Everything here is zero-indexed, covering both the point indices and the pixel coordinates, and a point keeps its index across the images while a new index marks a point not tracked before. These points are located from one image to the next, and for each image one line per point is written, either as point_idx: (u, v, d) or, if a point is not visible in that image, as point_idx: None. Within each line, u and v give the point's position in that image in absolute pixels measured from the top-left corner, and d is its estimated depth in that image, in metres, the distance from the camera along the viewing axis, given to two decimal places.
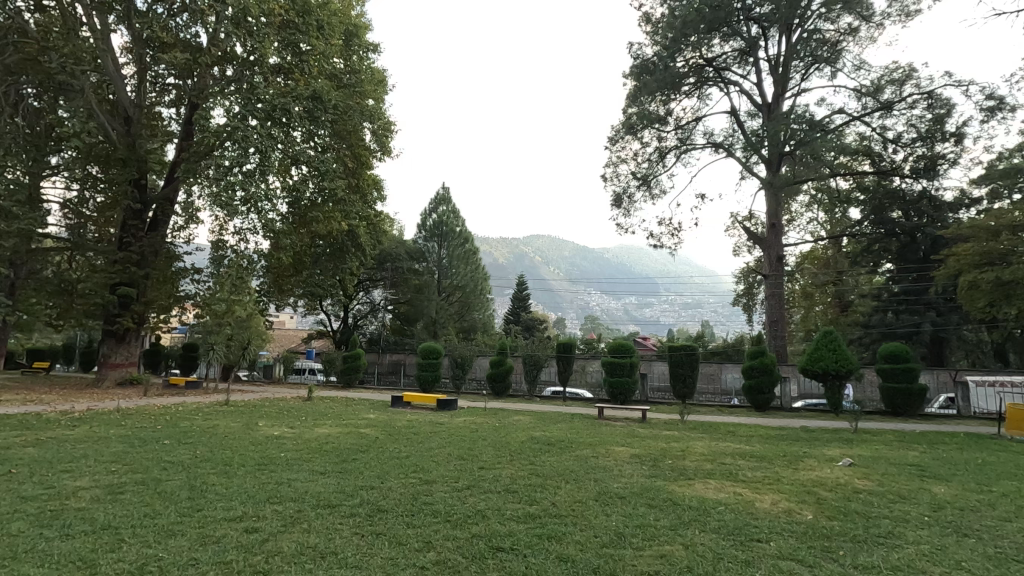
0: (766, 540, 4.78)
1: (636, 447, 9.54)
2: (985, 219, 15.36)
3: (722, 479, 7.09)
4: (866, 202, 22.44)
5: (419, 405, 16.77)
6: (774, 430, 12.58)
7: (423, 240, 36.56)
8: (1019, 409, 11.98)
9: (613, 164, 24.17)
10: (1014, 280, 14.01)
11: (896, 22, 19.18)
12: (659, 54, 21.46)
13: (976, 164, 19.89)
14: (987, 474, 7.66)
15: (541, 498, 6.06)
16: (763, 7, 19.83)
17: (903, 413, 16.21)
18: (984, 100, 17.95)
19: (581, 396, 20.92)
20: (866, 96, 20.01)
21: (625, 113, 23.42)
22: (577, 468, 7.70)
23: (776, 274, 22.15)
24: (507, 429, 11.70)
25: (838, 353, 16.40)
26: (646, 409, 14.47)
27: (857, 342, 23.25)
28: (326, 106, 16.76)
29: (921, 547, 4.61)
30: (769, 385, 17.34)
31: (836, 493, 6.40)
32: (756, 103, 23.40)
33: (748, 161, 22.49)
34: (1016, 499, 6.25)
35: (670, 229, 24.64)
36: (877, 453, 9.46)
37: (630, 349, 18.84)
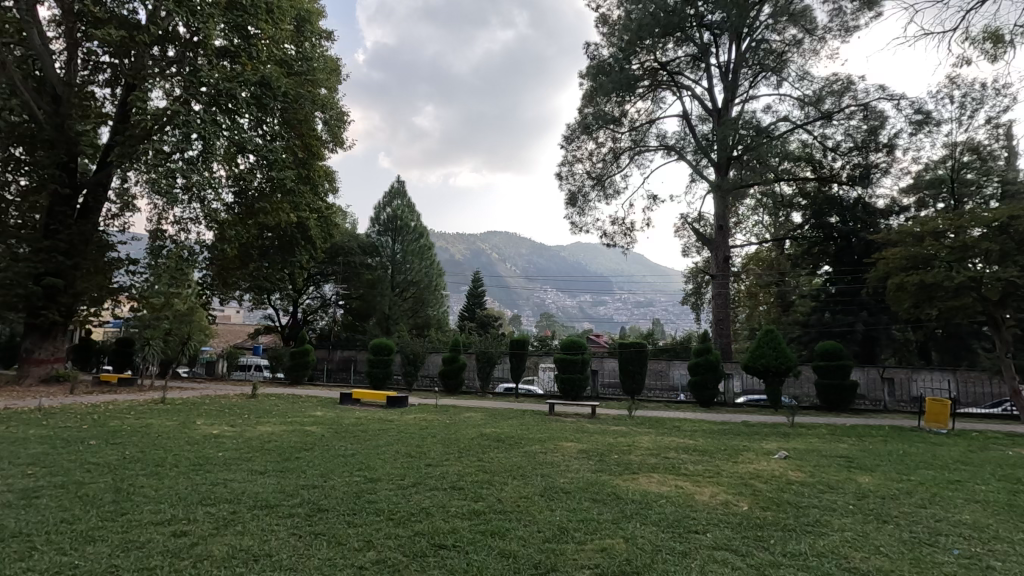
0: (703, 532, 4.93)
1: (584, 442, 9.68)
2: (912, 225, 16.36)
3: (665, 473, 7.27)
4: (808, 207, 23.55)
5: (369, 402, 16.44)
6: (717, 424, 12.99)
7: (376, 234, 35.95)
8: (938, 404, 12.85)
9: (568, 163, 24.41)
10: (936, 283, 15.01)
11: (836, 37, 20.17)
12: (614, 56, 21.81)
13: (906, 174, 21.17)
14: (906, 464, 8.18)
15: (487, 494, 6.04)
16: (715, 15, 20.40)
17: (837, 407, 17.12)
18: (915, 114, 19.11)
19: (533, 392, 21.02)
20: (809, 105, 20.95)
21: (581, 113, 23.74)
22: (525, 464, 7.72)
23: (723, 274, 22.91)
24: (458, 425, 11.64)
25: (778, 350, 17.15)
26: (596, 404, 14.67)
27: (796, 340, 24.33)
28: (275, 93, 16.11)
29: (845, 534, 4.88)
30: (714, 381, 17.95)
31: (771, 485, 6.67)
32: (707, 108, 24.13)
33: (698, 164, 23.20)
34: (931, 487, 6.72)
35: (623, 229, 25.09)
36: (810, 446, 9.95)
37: (582, 345, 19.09)
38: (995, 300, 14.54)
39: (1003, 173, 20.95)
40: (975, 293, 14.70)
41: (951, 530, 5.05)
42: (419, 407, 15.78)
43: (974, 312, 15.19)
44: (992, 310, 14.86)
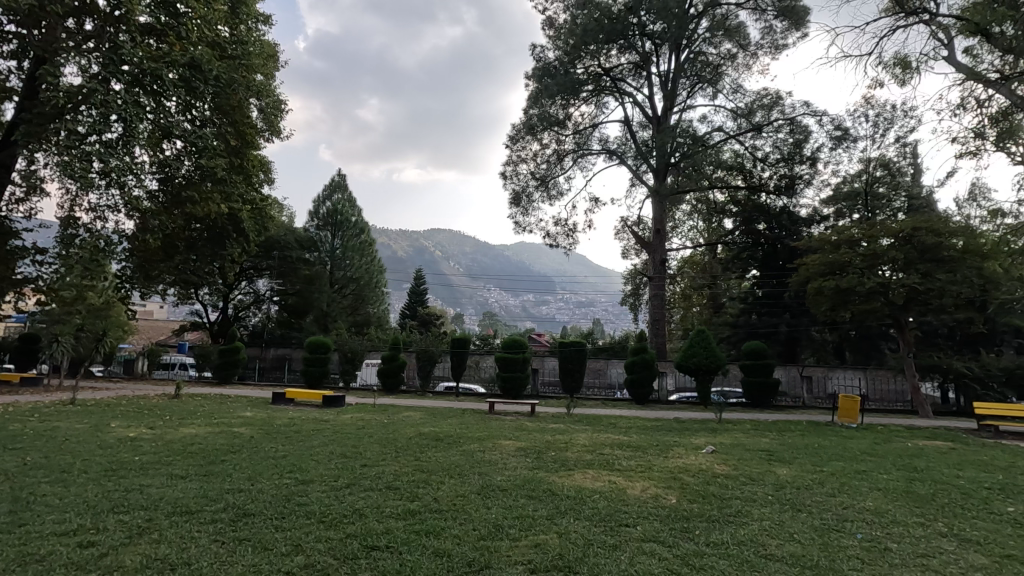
0: (633, 525, 5.10)
1: (522, 440, 9.78)
2: (830, 233, 17.53)
3: (599, 469, 7.47)
4: (738, 214, 24.81)
5: (303, 402, 15.90)
6: (650, 421, 13.44)
7: (314, 229, 34.84)
8: (849, 399, 13.87)
9: (513, 163, 24.54)
10: (850, 288, 16.19)
11: (767, 54, 21.34)
12: (560, 59, 22.14)
13: (827, 185, 22.67)
14: (820, 456, 8.78)
15: (423, 493, 5.99)
16: (657, 25, 21.04)
17: (761, 404, 18.10)
18: (835, 130, 20.51)
19: (474, 391, 21.01)
20: (741, 117, 22.07)
21: (527, 114, 23.94)
22: (462, 462, 7.71)
23: (660, 276, 23.72)
24: (397, 424, 11.48)
25: (708, 350, 17.97)
26: (535, 402, 14.86)
27: (726, 340, 25.56)
28: (207, 76, 15.10)
29: (763, 523, 5.17)
30: (649, 379, 18.57)
31: (698, 478, 7.00)
32: (648, 115, 24.93)
33: (638, 169, 23.91)
34: (840, 477, 7.24)
35: (566, 229, 25.52)
36: (735, 440, 10.48)
37: (523, 344, 19.20)
38: (900, 304, 15.85)
39: (910, 188, 22.90)
40: (883, 298, 15.96)
41: (856, 516, 5.46)
42: (356, 406, 15.41)
43: (882, 316, 16.47)
44: (897, 314, 16.18)
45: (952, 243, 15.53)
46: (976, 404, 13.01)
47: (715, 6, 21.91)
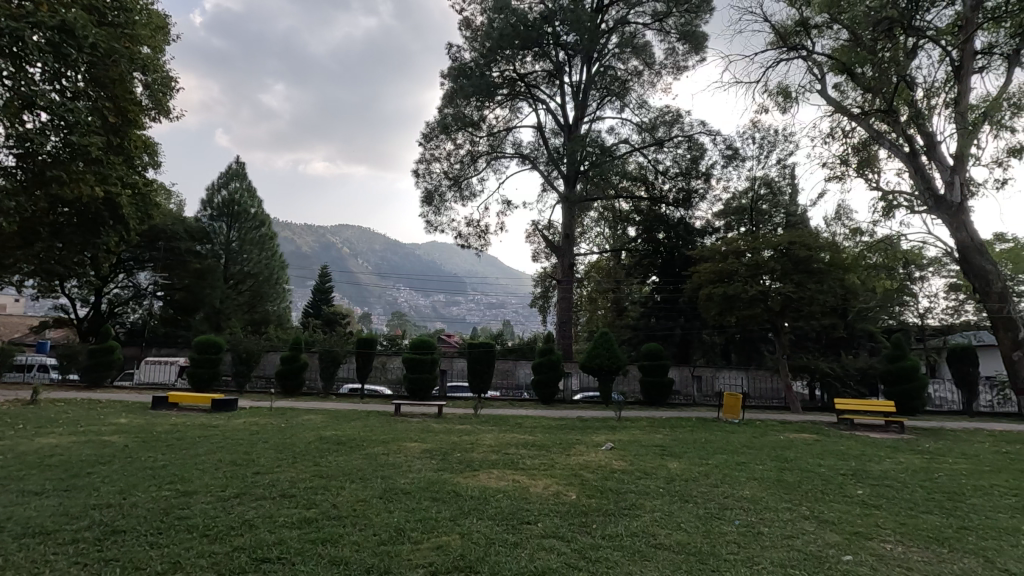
0: (534, 522, 5.21)
1: (428, 442, 9.66)
2: (720, 244, 18.99)
3: (504, 468, 7.55)
4: (641, 222, 26.26)
5: (189, 407, 14.66)
6: (555, 420, 13.83)
7: (207, 219, 32.31)
8: (733, 396, 15.11)
9: (426, 161, 24.22)
10: (736, 295, 17.66)
11: (669, 74, 22.77)
12: (476, 61, 22.20)
13: (718, 200, 24.60)
14: (707, 450, 9.48)
15: (321, 500, 5.73)
16: (571, 36, 21.74)
17: (657, 402, 19.23)
18: (727, 150, 22.31)
19: (380, 393, 20.49)
20: (645, 131, 23.39)
21: (441, 113, 23.75)
22: (365, 466, 7.48)
23: (568, 280, 24.49)
24: (295, 429, 10.90)
25: (610, 351, 18.82)
26: (443, 403, 14.74)
27: (627, 341, 26.90)
28: (81, 43, 12.56)
29: (654, 514, 5.49)
30: (554, 379, 19.10)
31: (598, 473, 7.29)
32: (559, 123, 25.66)
33: (549, 175, 24.55)
34: (723, 468, 7.87)
35: (478, 230, 25.57)
36: (632, 437, 11.05)
37: (431, 345, 19.00)
38: (777, 310, 17.53)
39: (788, 206, 25.45)
40: (764, 304, 17.58)
41: (735, 504, 5.98)
42: (251, 410, 14.46)
43: (762, 321, 18.12)
44: (775, 319, 17.89)
45: (820, 256, 17.43)
46: (836, 400, 14.68)
47: (624, 24, 23.05)
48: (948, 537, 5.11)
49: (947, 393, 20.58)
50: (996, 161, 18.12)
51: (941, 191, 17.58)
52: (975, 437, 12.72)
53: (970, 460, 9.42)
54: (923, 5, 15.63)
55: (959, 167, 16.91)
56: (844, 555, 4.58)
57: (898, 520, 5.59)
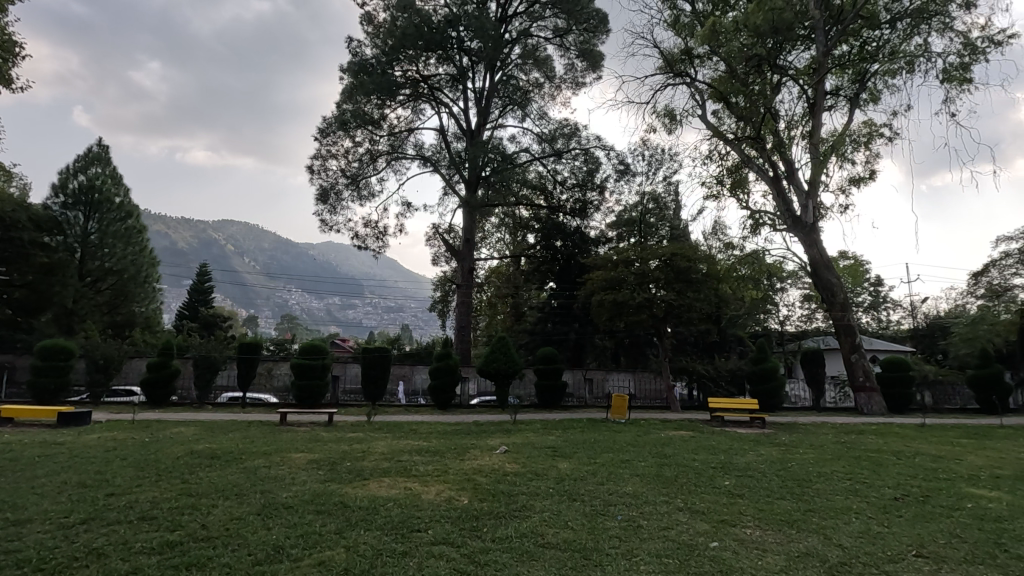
0: (425, 529, 5.12)
1: (316, 452, 9.17)
2: (612, 253, 20.00)
3: (396, 476, 7.37)
4: (540, 229, 27.00)
5: (27, 423, 12.70)
6: (451, 425, 13.75)
7: (59, 207, 28.34)
8: (620, 398, 15.96)
9: (322, 157, 23.12)
10: (625, 301, 18.70)
11: (568, 88, 23.70)
12: (377, 57, 21.57)
13: (612, 211, 25.94)
14: (595, 450, 9.92)
15: (188, 521, 5.22)
16: (474, 42, 21.89)
17: (551, 405, 19.80)
18: (619, 165, 23.62)
19: (263, 401, 19.14)
20: (545, 142, 24.13)
21: (339, 108, 22.80)
22: (243, 480, 6.92)
23: (467, 284, 24.51)
24: (162, 443, 9.84)
25: (508, 355, 19.09)
26: (333, 411, 14.09)
27: (524, 346, 27.46)
28: None
29: (543, 515, 5.63)
30: (451, 384, 18.99)
31: (490, 477, 7.34)
32: (462, 127, 25.70)
33: (451, 179, 24.46)
34: (609, 467, 8.27)
35: (376, 232, 24.80)
36: (526, 440, 11.27)
37: (324, 350, 18.12)
38: (661, 317, 18.79)
39: (672, 220, 27.47)
40: (649, 311, 18.78)
41: (617, 500, 6.30)
42: (108, 424, 12.85)
43: (649, 326, 19.33)
44: (659, 324, 19.17)
45: (698, 267, 18.96)
46: (709, 399, 16.03)
47: (526, 36, 23.68)
48: (796, 519, 5.76)
49: (801, 391, 23.22)
50: (840, 189, 20.90)
51: (797, 212, 19.90)
52: (820, 429, 14.53)
53: (816, 450, 10.71)
54: (786, 48, 17.64)
55: (812, 192, 19.28)
56: (710, 542, 4.99)
57: (757, 506, 6.21)
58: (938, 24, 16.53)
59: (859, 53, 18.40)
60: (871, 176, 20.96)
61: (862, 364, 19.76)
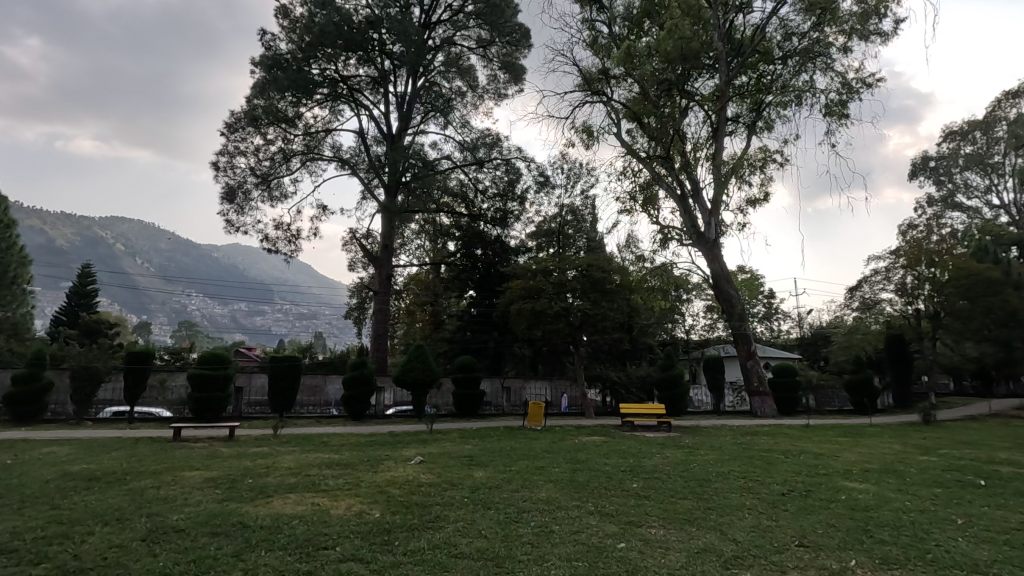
0: (332, 546, 4.91)
1: (214, 469, 8.53)
2: (532, 262, 20.31)
3: (303, 492, 7.01)
4: (461, 237, 26.96)
5: None
6: (365, 437, 13.29)
7: None
8: (536, 405, 16.20)
9: (229, 153, 21.73)
10: (542, 310, 19.07)
11: (490, 98, 23.97)
12: (292, 53, 20.64)
13: (531, 222, 26.42)
14: (511, 458, 9.99)
15: (57, 553, 4.65)
16: (397, 46, 21.58)
17: (468, 414, 19.70)
18: (539, 177, 24.15)
19: (154, 416, 17.54)
20: (467, 150, 24.22)
21: (250, 103, 21.59)
22: (126, 504, 6.29)
23: (385, 291, 23.92)
24: (28, 466, 8.73)
25: (425, 364, 18.80)
26: (235, 425, 13.17)
27: (442, 354, 27.20)
28: None
29: (458, 524, 5.59)
30: (366, 394, 18.39)
31: (404, 489, 7.18)
32: (382, 131, 25.19)
33: (370, 183, 23.86)
34: (524, 474, 8.35)
35: (288, 235, 23.62)
36: (441, 449, 11.13)
37: (226, 359, 16.92)
38: (577, 325, 19.31)
39: (589, 232, 28.40)
40: (566, 319, 19.25)
41: (531, 507, 6.37)
42: None
43: (565, 334, 19.79)
44: (575, 333, 19.67)
45: (612, 278, 19.71)
46: (621, 405, 16.67)
47: (450, 45, 23.71)
48: (697, 517, 6.12)
49: (703, 396, 24.75)
50: (739, 208, 22.63)
51: (702, 228, 21.29)
52: (720, 431, 15.55)
53: (715, 451, 11.44)
54: (693, 75, 18.92)
55: (714, 210, 20.71)
56: (619, 543, 5.18)
57: (661, 507, 6.52)
58: (822, 64, 18.43)
59: (756, 85, 20.12)
60: (766, 198, 22.87)
61: (756, 371, 21.36)
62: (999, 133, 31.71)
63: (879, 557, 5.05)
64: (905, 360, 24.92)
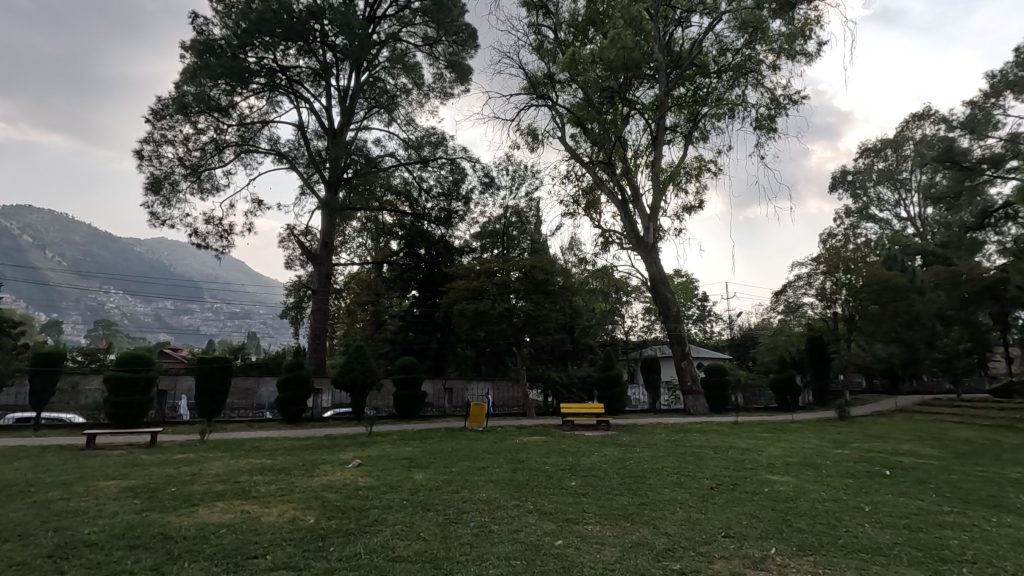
0: (262, 555, 4.73)
1: (132, 478, 7.99)
2: (475, 263, 20.27)
3: (232, 499, 6.69)
4: (404, 236, 26.56)
5: None
6: (300, 440, 12.85)
7: None
8: (478, 406, 16.18)
9: (154, 142, 20.45)
10: (486, 311, 19.09)
11: (436, 97, 23.77)
12: (226, 39, 19.66)
13: (476, 222, 26.42)
14: (452, 459, 9.93)
15: None
16: (339, 38, 21.04)
17: (409, 416, 19.42)
18: (484, 177, 24.18)
19: (65, 422, 16.22)
20: (411, 149, 23.92)
21: (178, 89, 20.41)
22: (30, 518, 5.78)
23: (324, 290, 23.19)
24: None
25: (365, 365, 18.39)
26: (158, 431, 12.40)
27: (383, 355, 26.68)
28: None
29: (395, 528, 5.51)
30: (302, 397, 17.76)
31: (340, 493, 6.99)
32: (323, 125, 24.47)
33: (309, 178, 23.09)
34: (464, 475, 8.35)
35: (220, 230, 22.49)
36: (381, 452, 10.92)
37: (148, 361, 15.90)
38: (519, 326, 19.45)
39: (533, 234, 28.69)
40: (509, 320, 19.36)
41: (471, 507, 6.37)
42: None
43: (508, 335, 19.88)
44: (517, 334, 19.80)
45: (555, 280, 19.99)
46: (562, 405, 16.94)
47: (395, 40, 23.33)
48: (632, 513, 6.30)
49: (641, 396, 25.53)
50: (675, 214, 23.56)
51: (641, 233, 21.98)
52: (655, 429, 16.11)
53: (650, 448, 11.86)
54: (635, 84, 19.52)
55: (652, 216, 21.44)
56: (556, 540, 5.26)
57: (598, 504, 6.68)
58: (753, 80, 19.46)
59: (693, 97, 21.02)
60: (700, 205, 23.91)
61: (690, 371, 22.25)
62: (907, 151, 34.62)
63: (796, 544, 5.40)
64: (823, 361, 26.56)
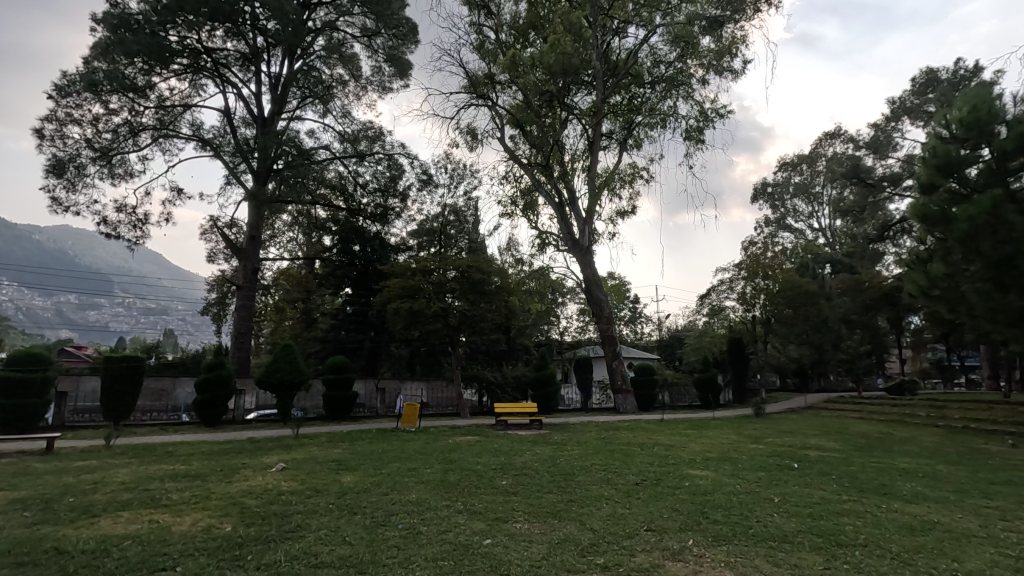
0: (171, 567, 4.44)
1: (23, 489, 7.27)
2: (411, 261, 19.95)
3: (139, 509, 6.24)
4: (337, 232, 25.72)
5: None
6: (220, 444, 12.17)
7: None
8: (410, 407, 15.93)
9: (58, 120, 18.72)
10: (421, 311, 18.83)
11: (373, 90, 23.22)
12: (144, 14, 18.31)
13: (413, 220, 26.05)
14: (382, 460, 9.73)
15: None
16: (271, 22, 20.11)
17: (338, 416, 18.84)
18: (422, 175, 23.90)
19: None
20: (347, 142, 23.24)
21: (87, 65, 18.80)
22: None
23: (249, 286, 22.06)
24: None
25: (292, 365, 17.65)
26: (56, 436, 11.36)
27: (313, 354, 25.74)
28: None
29: (319, 533, 5.34)
30: (222, 398, 16.81)
31: (261, 499, 6.69)
32: (252, 113, 23.31)
33: (235, 168, 21.90)
34: (394, 476, 8.20)
35: (133, 219, 20.90)
36: (307, 455, 10.54)
37: (45, 359, 14.54)
38: (454, 326, 19.32)
39: (471, 233, 28.65)
40: (444, 320, 19.21)
41: (400, 509, 6.26)
42: None
43: (442, 335, 19.71)
44: (452, 333, 19.65)
45: (491, 280, 20.01)
46: (496, 404, 17.00)
47: (331, 29, 22.60)
48: (560, 510, 6.42)
49: (573, 395, 26.06)
50: (609, 218, 24.27)
51: (577, 236, 22.45)
52: (586, 428, 16.51)
53: (581, 446, 12.13)
54: (573, 90, 19.93)
55: (588, 219, 21.96)
56: (484, 540, 5.27)
57: (529, 502, 6.76)
58: (684, 92, 20.39)
59: (628, 105, 21.75)
60: (633, 210, 24.77)
61: (621, 371, 22.92)
62: (820, 167, 37.43)
63: (711, 535, 5.70)
64: (742, 361, 28.46)
